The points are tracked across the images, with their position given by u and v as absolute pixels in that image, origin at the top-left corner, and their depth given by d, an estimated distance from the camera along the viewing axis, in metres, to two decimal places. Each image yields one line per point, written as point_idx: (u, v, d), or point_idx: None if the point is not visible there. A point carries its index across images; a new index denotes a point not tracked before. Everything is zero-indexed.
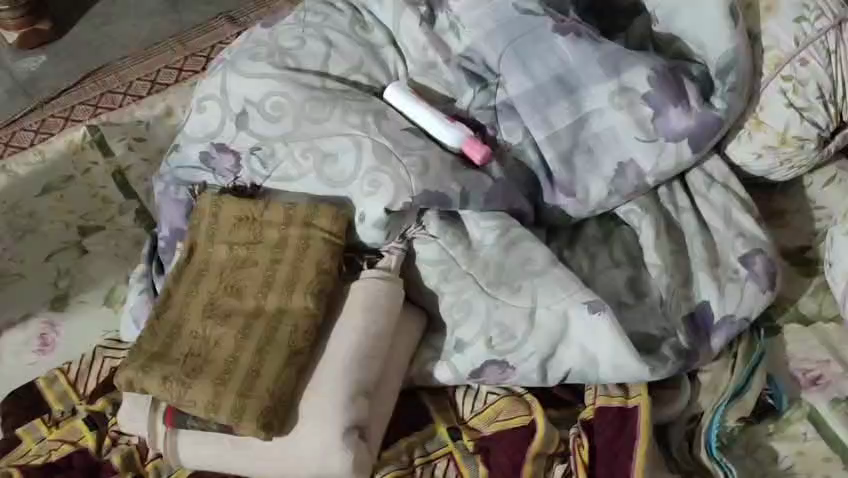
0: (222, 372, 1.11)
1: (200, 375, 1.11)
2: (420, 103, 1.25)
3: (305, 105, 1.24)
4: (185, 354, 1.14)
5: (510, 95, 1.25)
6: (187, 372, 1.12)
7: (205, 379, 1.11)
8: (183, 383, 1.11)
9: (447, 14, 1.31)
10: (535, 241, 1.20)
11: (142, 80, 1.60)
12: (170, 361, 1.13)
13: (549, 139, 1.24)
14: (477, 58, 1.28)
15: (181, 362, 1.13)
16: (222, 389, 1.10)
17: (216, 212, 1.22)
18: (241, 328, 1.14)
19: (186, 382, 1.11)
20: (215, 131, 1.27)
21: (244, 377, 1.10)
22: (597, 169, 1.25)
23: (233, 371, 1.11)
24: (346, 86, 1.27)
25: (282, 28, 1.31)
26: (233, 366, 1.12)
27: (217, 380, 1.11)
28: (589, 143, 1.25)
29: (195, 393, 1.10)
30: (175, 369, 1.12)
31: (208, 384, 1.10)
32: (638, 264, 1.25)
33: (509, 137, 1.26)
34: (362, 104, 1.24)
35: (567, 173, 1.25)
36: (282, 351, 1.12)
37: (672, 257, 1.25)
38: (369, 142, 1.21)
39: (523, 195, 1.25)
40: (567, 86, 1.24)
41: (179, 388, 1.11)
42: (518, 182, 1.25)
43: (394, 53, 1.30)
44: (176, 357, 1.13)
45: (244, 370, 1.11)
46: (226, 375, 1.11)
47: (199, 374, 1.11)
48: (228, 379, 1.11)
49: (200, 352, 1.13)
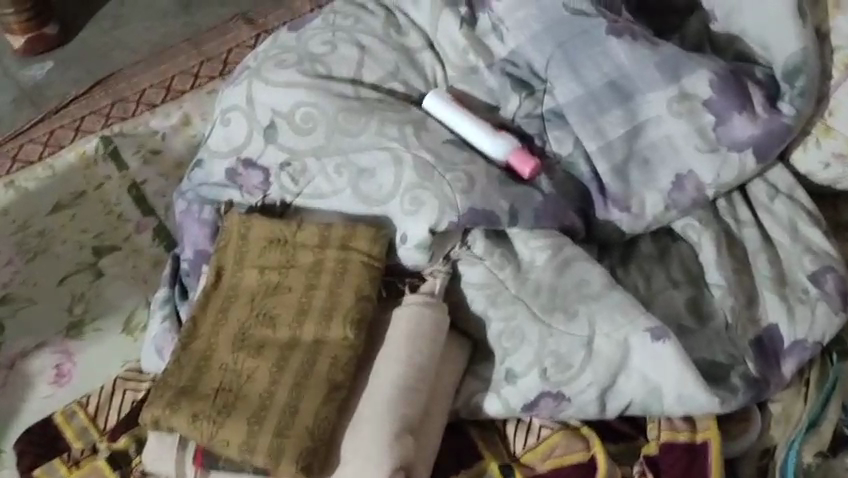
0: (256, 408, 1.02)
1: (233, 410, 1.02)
2: (463, 113, 1.15)
3: (338, 116, 1.15)
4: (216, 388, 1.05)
5: (560, 103, 1.16)
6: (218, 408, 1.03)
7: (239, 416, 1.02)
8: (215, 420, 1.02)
9: (489, 15, 1.20)
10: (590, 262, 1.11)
11: (154, 88, 1.53)
12: (199, 396, 1.04)
13: (602, 150, 1.15)
14: (521, 62, 1.18)
15: (212, 398, 1.04)
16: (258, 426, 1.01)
17: (245, 234, 1.13)
18: (276, 360, 1.05)
19: (218, 419, 1.02)
20: (241, 145, 1.18)
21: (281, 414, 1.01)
22: (653, 182, 1.16)
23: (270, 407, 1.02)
24: (381, 95, 1.17)
25: (311, 32, 1.22)
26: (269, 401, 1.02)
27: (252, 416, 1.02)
28: (645, 154, 1.16)
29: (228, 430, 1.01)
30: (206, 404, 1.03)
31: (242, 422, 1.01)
32: (699, 284, 1.16)
33: (559, 149, 1.17)
34: (400, 115, 1.15)
35: (622, 186, 1.16)
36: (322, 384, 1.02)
37: (736, 276, 1.15)
38: (409, 157, 1.11)
39: (574, 211, 1.16)
40: (622, 93, 1.14)
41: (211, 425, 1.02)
42: (569, 197, 1.16)
43: (431, 57, 1.20)
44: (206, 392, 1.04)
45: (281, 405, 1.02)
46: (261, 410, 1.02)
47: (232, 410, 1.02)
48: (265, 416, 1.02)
49: (231, 387, 1.04)
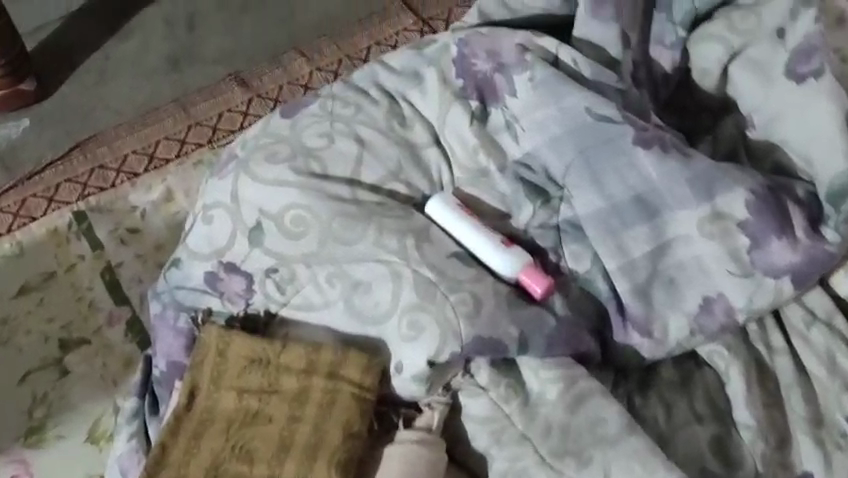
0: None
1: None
2: (471, 222, 1.04)
3: (333, 223, 1.03)
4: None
5: (579, 214, 1.04)
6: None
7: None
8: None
9: (503, 110, 1.08)
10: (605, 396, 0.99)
11: (137, 154, 1.41)
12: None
13: (623, 269, 1.03)
14: (537, 166, 1.06)
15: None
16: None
17: (222, 351, 1.02)
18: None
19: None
20: (224, 247, 1.06)
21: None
22: (677, 304, 1.05)
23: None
24: (380, 197, 1.06)
25: (307, 120, 1.10)
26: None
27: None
28: (670, 273, 1.05)
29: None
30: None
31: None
32: (726, 421, 1.05)
33: (575, 265, 1.05)
34: (400, 223, 1.03)
35: (643, 309, 1.04)
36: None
37: (766, 413, 1.04)
38: (408, 274, 1.00)
39: (590, 333, 1.04)
40: (649, 209, 1.02)
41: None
42: (583, 318, 1.04)
43: (439, 155, 1.09)
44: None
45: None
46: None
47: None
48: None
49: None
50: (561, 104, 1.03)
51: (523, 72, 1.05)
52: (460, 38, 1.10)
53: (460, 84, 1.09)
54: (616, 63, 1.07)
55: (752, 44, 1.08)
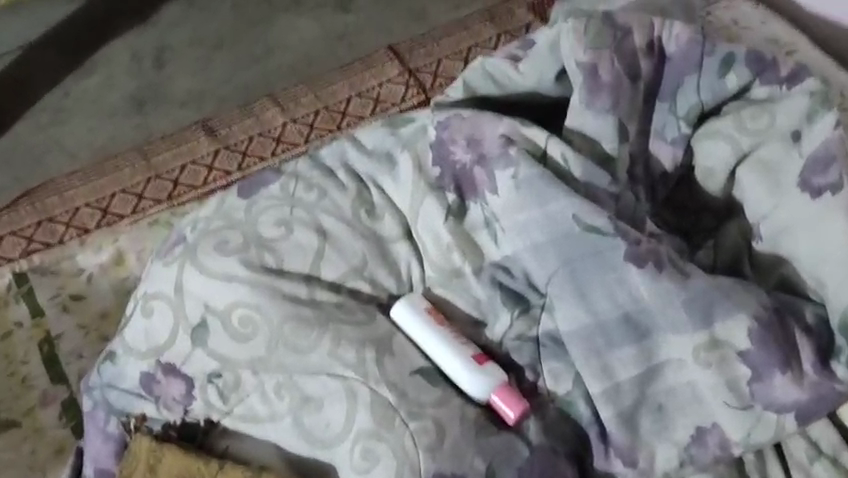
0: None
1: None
2: (441, 332, 0.93)
3: (284, 327, 0.92)
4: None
5: (560, 328, 0.92)
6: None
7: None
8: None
9: (482, 206, 0.97)
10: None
11: (90, 207, 1.31)
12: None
13: (607, 394, 0.91)
14: (517, 271, 0.95)
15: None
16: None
17: (153, 466, 0.91)
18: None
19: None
20: (163, 345, 0.95)
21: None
22: (666, 433, 0.92)
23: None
24: (340, 297, 0.94)
25: (264, 203, 0.99)
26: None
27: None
28: (659, 399, 0.93)
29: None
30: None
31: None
32: None
33: (553, 384, 0.94)
34: (359, 330, 0.92)
35: (628, 436, 0.92)
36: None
37: None
38: (364, 396, 0.88)
39: (568, 460, 0.92)
40: (638, 330, 0.91)
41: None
42: (560, 442, 0.92)
43: (409, 249, 0.98)
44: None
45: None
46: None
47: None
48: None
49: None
50: (546, 208, 0.92)
51: (506, 166, 0.94)
52: (439, 121, 1.00)
53: (437, 172, 0.99)
54: (611, 159, 0.96)
55: (764, 143, 0.96)
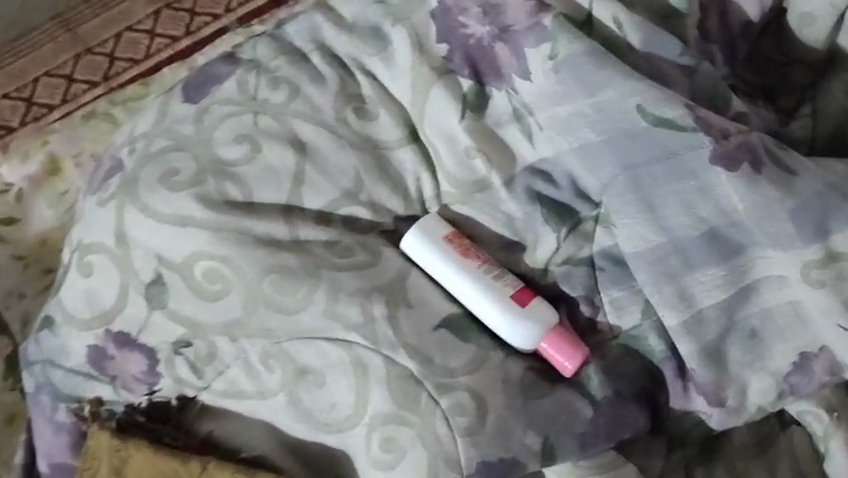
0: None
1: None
2: (468, 267, 0.71)
3: (264, 281, 0.71)
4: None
5: (624, 251, 0.71)
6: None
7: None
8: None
9: (509, 93, 0.73)
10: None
11: (10, 98, 1.06)
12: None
13: (688, 326, 0.71)
14: (561, 178, 0.72)
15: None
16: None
17: (119, 469, 0.72)
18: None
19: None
20: (111, 310, 0.74)
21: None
22: (761, 363, 0.73)
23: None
24: (331, 234, 0.73)
25: (219, 110, 0.76)
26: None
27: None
28: (752, 322, 0.72)
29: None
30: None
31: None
32: None
33: (613, 317, 0.73)
34: (362, 277, 0.71)
35: (715, 373, 0.72)
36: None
37: None
38: (375, 372, 0.68)
39: (641, 408, 0.72)
40: (726, 246, 0.69)
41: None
42: (627, 387, 0.72)
43: (415, 153, 0.75)
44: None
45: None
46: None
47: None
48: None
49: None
50: (595, 97, 0.69)
51: (539, 42, 0.71)
52: None
53: (445, 50, 0.74)
54: (676, 14, 0.72)
55: None
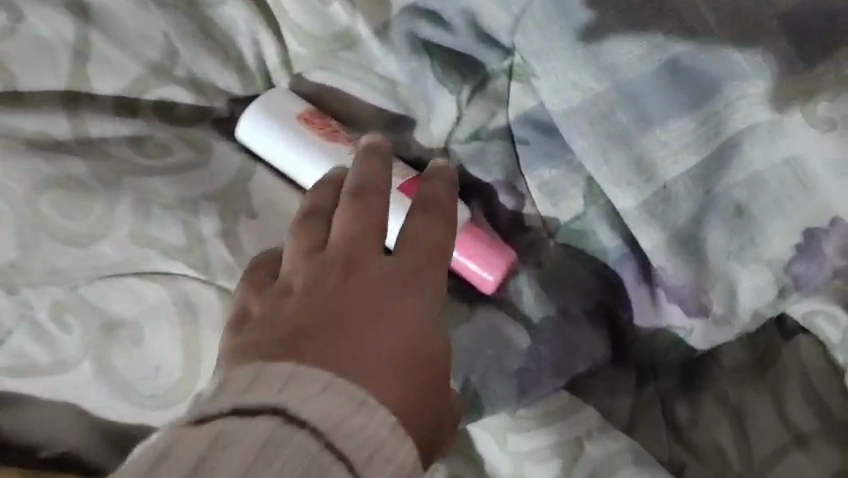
0: (278, 352, 0.34)
1: (356, 407, 0.32)
2: (323, 149, 0.51)
3: (38, 201, 0.49)
4: (419, 249, 0.40)
5: (550, 110, 0.52)
6: (356, 378, 0.34)
7: (179, 430, 0.30)
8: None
9: None
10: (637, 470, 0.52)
11: None
12: (281, 306, 0.37)
13: (647, 209, 0.52)
14: (455, 17, 0.52)
15: (370, 284, 0.38)
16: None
17: None
18: (433, 209, 0.43)
19: (222, 451, 0.29)
20: None
21: (291, 414, 0.30)
22: (753, 252, 0.53)
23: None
24: (136, 126, 0.52)
25: None
26: (270, 381, 0.32)
27: (349, 460, 0.30)
28: (735, 195, 0.52)
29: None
30: (408, 370, 0.36)
31: (374, 433, 0.31)
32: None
33: (544, 206, 0.54)
34: (188, 182, 0.50)
35: (690, 270, 0.53)
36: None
37: None
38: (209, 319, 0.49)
39: (597, 327, 0.54)
40: (691, 85, 0.49)
41: (264, 462, 0.29)
42: (575, 299, 0.54)
43: (248, 8, 0.53)
44: (378, 189, 0.41)
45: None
46: (255, 364, 0.32)
47: (265, 432, 0.29)
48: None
49: (312, 308, 0.36)
50: None
51: None
52: None
53: None
54: None
55: None
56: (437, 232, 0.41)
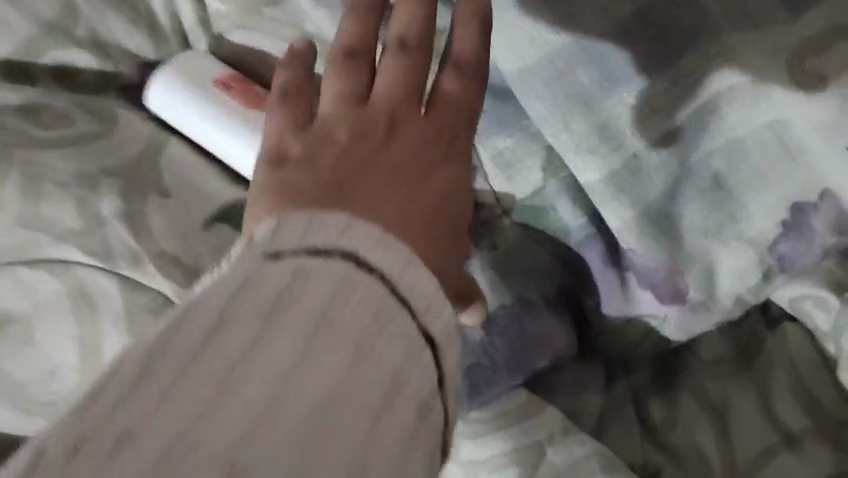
0: (326, 201, 0.35)
1: (407, 263, 0.30)
2: (231, 113, 0.52)
3: None
4: (450, 109, 0.41)
5: (502, 70, 0.46)
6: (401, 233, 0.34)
7: (253, 262, 0.29)
8: (169, 384, 0.26)
9: None
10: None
11: None
12: (321, 159, 0.37)
13: (614, 179, 0.46)
14: None
15: (414, 145, 0.39)
16: (171, 363, 0.27)
17: None
18: (471, 68, 0.42)
19: (299, 286, 0.29)
20: None
21: (357, 259, 0.30)
22: (733, 228, 0.47)
23: (121, 434, 0.25)
24: (30, 96, 0.53)
25: None
26: (325, 227, 0.30)
27: (411, 305, 0.30)
28: (713, 165, 0.46)
29: (302, 367, 0.27)
30: (433, 238, 0.36)
31: (426, 292, 0.30)
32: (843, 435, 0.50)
33: (498, 181, 0.49)
34: (94, 157, 0.51)
35: (663, 249, 0.48)
36: (404, 447, 0.27)
37: None
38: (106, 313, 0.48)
39: (560, 315, 0.49)
40: (658, 38, 0.43)
41: (338, 303, 0.29)
42: (534, 284, 0.49)
43: None
44: (410, 91, 0.40)
45: (231, 468, 0.25)
46: (307, 213, 0.31)
47: (339, 275, 0.29)
48: (334, 325, 0.28)
49: (342, 167, 0.37)
50: None
51: None
52: None
53: None
54: None
55: None
56: (470, 90, 0.42)
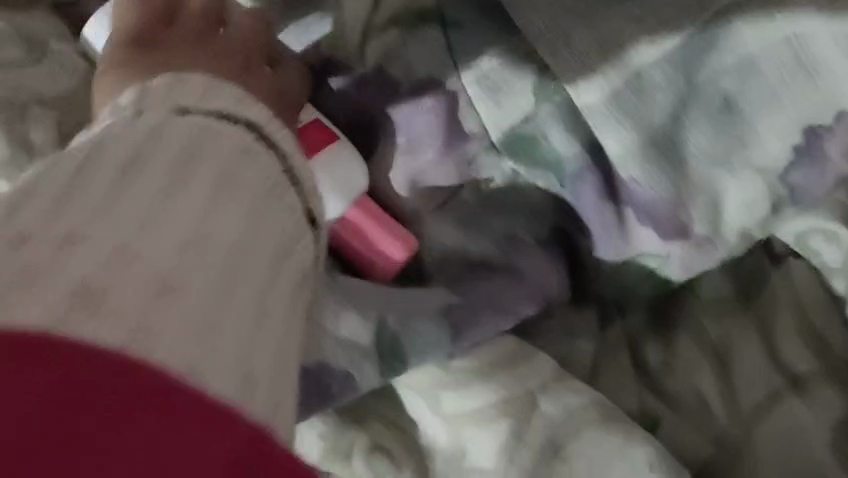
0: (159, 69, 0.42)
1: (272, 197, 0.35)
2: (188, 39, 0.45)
3: None
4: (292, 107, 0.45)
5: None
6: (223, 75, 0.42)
7: (163, 115, 0.35)
8: (89, 207, 0.31)
9: None
10: (602, 427, 0.42)
11: None
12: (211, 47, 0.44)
13: (617, 99, 0.41)
14: None
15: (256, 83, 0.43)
16: (82, 198, 0.31)
17: None
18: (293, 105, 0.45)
19: (198, 162, 0.34)
20: None
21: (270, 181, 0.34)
22: (743, 156, 0.43)
23: (65, 235, 0.30)
24: None
25: None
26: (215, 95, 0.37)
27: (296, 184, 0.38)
28: (722, 85, 0.41)
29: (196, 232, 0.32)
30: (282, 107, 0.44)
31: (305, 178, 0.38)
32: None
33: (497, 136, 0.44)
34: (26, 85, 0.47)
35: (667, 178, 0.43)
36: (278, 371, 0.32)
37: None
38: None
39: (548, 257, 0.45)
40: None
41: (233, 179, 0.34)
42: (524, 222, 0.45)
43: None
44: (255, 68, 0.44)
45: (162, 284, 0.30)
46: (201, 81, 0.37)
47: (241, 142, 0.36)
48: (236, 184, 0.34)
49: (209, 49, 0.44)
50: None
51: None
52: None
53: None
54: None
55: None
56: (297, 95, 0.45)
